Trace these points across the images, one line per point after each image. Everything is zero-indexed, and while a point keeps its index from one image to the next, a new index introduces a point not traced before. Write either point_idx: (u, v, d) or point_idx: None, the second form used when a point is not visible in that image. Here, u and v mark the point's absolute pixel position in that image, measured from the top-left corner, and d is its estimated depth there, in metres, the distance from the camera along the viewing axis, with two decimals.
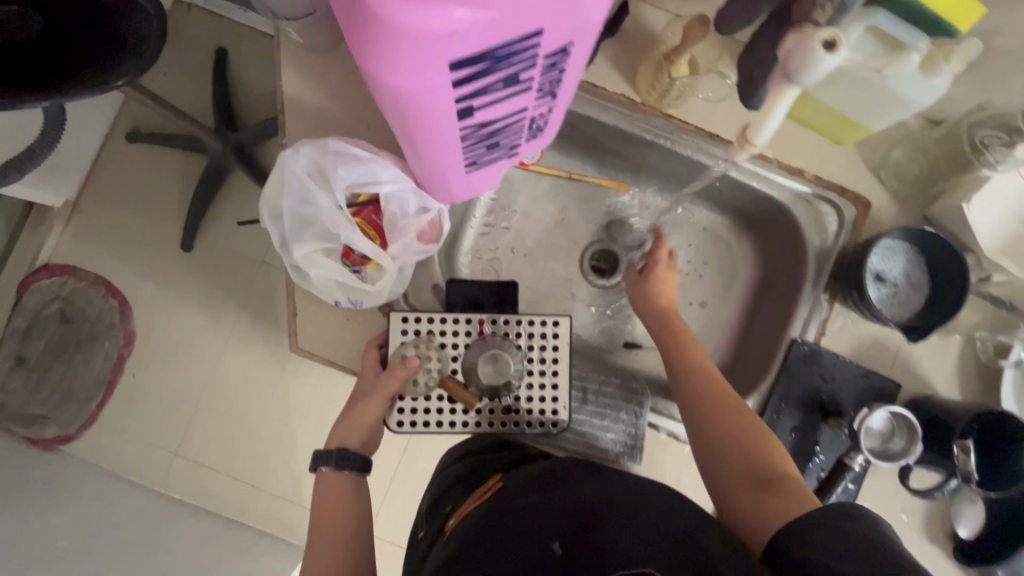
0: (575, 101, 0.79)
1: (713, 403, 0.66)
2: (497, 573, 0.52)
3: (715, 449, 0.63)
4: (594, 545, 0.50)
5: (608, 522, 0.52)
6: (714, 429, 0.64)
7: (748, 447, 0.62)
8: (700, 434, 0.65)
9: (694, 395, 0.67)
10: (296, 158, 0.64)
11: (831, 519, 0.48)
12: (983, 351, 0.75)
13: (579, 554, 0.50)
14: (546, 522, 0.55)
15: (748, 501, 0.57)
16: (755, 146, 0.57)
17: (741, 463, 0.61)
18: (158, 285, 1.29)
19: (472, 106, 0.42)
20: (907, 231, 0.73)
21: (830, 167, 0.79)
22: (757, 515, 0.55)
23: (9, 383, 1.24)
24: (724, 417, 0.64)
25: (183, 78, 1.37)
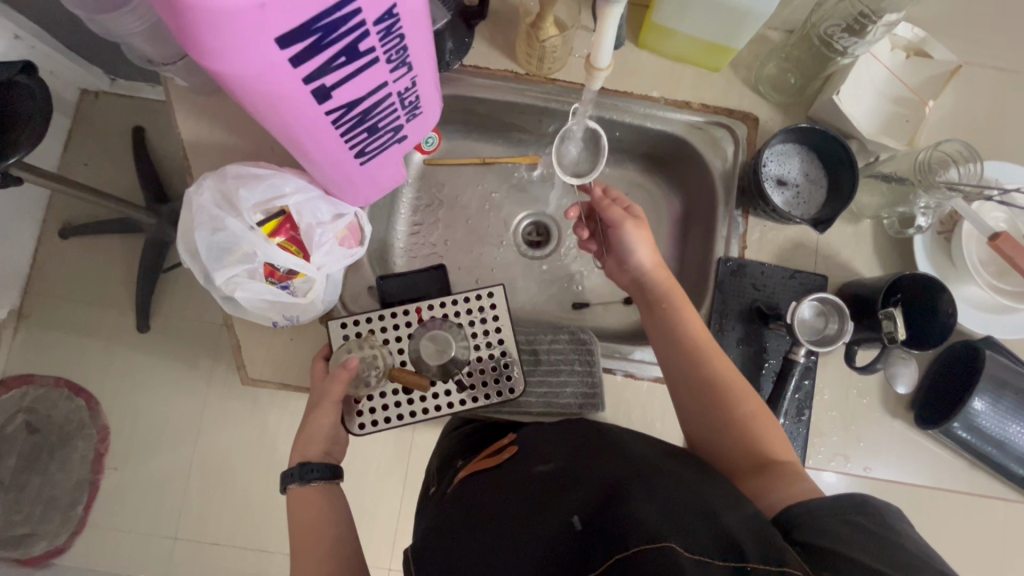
0: (465, 88, 0.83)
1: (713, 387, 0.65)
2: (509, 537, 0.53)
3: (713, 435, 0.64)
4: (618, 514, 0.48)
5: (632, 491, 0.51)
6: (713, 414, 0.64)
7: (748, 430, 0.63)
8: (699, 419, 0.65)
9: (696, 382, 0.66)
10: (199, 192, 0.66)
11: (845, 513, 0.49)
12: (891, 227, 0.81)
13: (598, 527, 0.48)
14: (566, 499, 0.54)
15: (751, 482, 0.59)
16: (601, 70, 0.58)
17: (738, 445, 0.62)
18: (122, 370, 1.26)
19: (326, 85, 0.44)
20: (793, 133, 0.79)
21: (711, 94, 0.85)
22: (763, 494, 0.57)
23: None
24: (725, 401, 0.64)
25: (104, 163, 1.37)
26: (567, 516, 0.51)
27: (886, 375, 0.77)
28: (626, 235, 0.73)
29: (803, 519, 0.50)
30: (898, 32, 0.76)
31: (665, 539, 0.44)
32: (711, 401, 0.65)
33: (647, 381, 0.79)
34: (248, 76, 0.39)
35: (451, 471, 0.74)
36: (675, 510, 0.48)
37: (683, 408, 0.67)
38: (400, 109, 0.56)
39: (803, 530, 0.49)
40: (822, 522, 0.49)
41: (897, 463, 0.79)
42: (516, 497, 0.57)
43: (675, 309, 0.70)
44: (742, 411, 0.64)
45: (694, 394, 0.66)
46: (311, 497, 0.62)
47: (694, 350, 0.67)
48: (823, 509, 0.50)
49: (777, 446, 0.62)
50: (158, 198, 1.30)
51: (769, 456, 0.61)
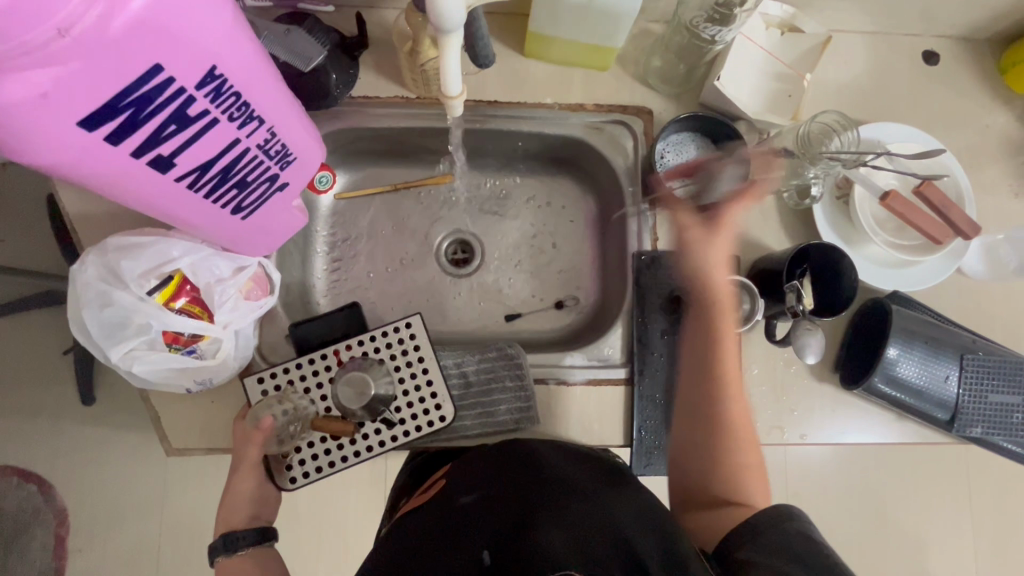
0: (360, 120, 0.82)
1: (713, 422, 0.69)
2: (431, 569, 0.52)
3: (700, 460, 0.69)
4: (527, 545, 0.50)
5: (540, 519, 0.52)
6: (704, 442, 0.69)
7: (731, 461, 0.67)
8: (693, 441, 0.70)
9: (709, 409, 0.69)
10: (83, 270, 0.64)
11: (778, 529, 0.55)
12: (791, 199, 0.83)
13: (508, 558, 0.50)
14: (484, 530, 0.54)
15: (700, 513, 0.65)
16: (456, 96, 0.58)
17: (711, 478, 0.67)
18: (71, 447, 1.21)
19: (164, 155, 0.43)
20: (683, 123, 0.81)
21: (605, 92, 0.85)
22: (713, 524, 0.63)
23: None
24: (722, 432, 0.68)
25: (19, 235, 1.30)
26: (478, 552, 0.52)
27: (795, 347, 0.73)
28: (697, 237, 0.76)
29: (740, 541, 0.56)
30: (768, 11, 0.79)
31: (567, 568, 0.47)
32: (711, 428, 0.69)
33: (579, 384, 0.79)
34: (67, 163, 0.38)
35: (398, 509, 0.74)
36: (585, 537, 0.50)
37: (687, 428, 0.71)
38: (267, 159, 0.55)
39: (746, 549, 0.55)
40: (758, 542, 0.55)
41: (832, 425, 0.81)
42: (436, 530, 0.57)
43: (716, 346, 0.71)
44: (736, 446, 0.68)
45: (700, 418, 0.70)
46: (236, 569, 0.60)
47: (721, 385, 0.70)
48: (760, 524, 0.56)
49: (749, 488, 0.66)
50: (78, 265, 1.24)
51: (737, 494, 0.65)
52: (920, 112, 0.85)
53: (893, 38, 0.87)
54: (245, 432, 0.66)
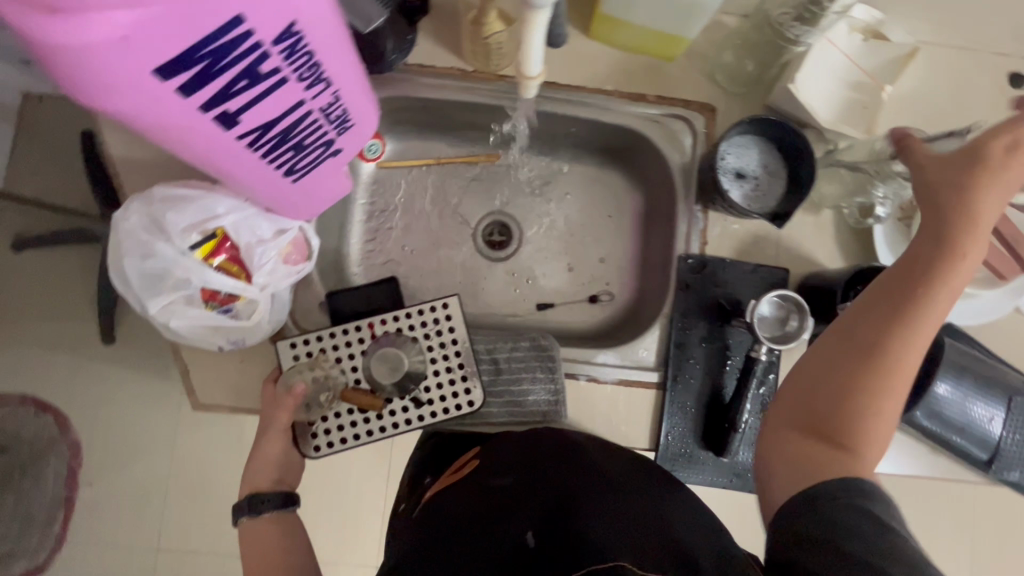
0: (413, 88, 0.80)
1: (877, 355, 0.51)
2: (465, 548, 0.51)
3: (801, 394, 0.54)
4: (574, 528, 0.48)
5: (586, 506, 0.51)
6: (837, 388, 0.51)
7: (858, 419, 0.50)
8: (814, 382, 0.53)
9: (855, 348, 0.52)
10: (126, 216, 0.63)
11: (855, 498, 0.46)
12: (852, 216, 0.79)
13: (552, 542, 0.47)
14: (524, 513, 0.52)
15: (795, 442, 0.52)
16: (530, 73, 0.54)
17: (835, 421, 0.51)
18: (91, 384, 1.23)
19: (229, 111, 0.41)
20: (750, 125, 0.77)
21: (668, 85, 0.82)
22: (802, 460, 0.50)
23: None
24: (869, 380, 0.51)
25: (54, 170, 1.30)
26: (521, 532, 0.50)
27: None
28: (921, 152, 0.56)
29: (818, 504, 0.47)
30: (855, 15, 0.74)
31: (616, 558, 0.44)
32: (859, 375, 0.51)
33: (610, 384, 0.77)
34: (135, 111, 0.37)
35: (417, 490, 0.73)
36: (634, 527, 0.48)
37: (807, 364, 0.55)
38: (326, 124, 0.53)
39: (811, 515, 0.46)
40: (828, 512, 0.46)
41: None
42: (469, 514, 0.55)
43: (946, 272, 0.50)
44: (873, 402, 0.51)
45: (829, 354, 0.53)
46: (258, 532, 0.60)
47: (899, 328, 0.51)
48: (847, 494, 0.46)
49: (874, 445, 0.51)
50: (108, 205, 1.23)
51: (857, 441, 0.50)
52: None
53: (981, 56, 0.81)
54: (275, 395, 0.65)
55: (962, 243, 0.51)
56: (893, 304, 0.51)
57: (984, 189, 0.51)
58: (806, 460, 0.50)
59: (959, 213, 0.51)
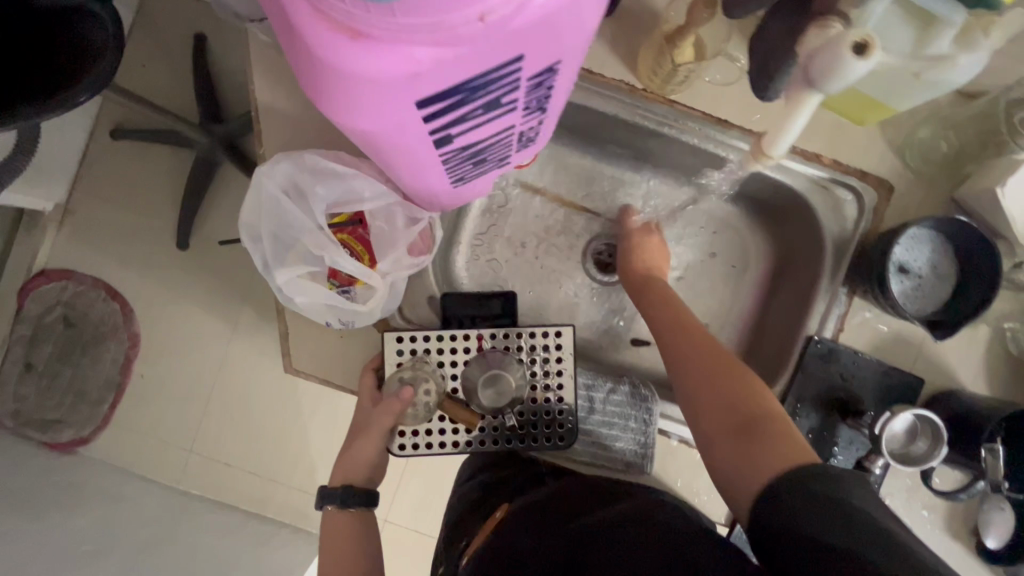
0: (573, 93, 0.74)
1: (717, 368, 0.62)
2: None
3: (696, 411, 0.61)
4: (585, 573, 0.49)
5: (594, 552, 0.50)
6: (708, 389, 0.61)
7: (739, 395, 0.59)
8: (694, 404, 0.61)
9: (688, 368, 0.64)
10: (271, 177, 0.60)
11: (804, 480, 0.47)
12: (1014, 343, 0.72)
13: None
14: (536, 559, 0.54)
15: (733, 446, 0.56)
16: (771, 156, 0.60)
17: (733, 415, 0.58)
18: (163, 284, 1.21)
19: (451, 133, 0.37)
20: (936, 220, 0.68)
21: (847, 150, 0.74)
22: (744, 457, 0.54)
23: (19, 391, 1.19)
24: (712, 373, 0.62)
25: (163, 67, 1.25)
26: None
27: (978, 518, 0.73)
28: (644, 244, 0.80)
29: (780, 488, 0.48)
30: None
31: None
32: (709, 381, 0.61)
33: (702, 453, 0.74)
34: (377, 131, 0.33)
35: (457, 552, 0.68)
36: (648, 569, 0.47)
37: (679, 386, 0.64)
38: (514, 143, 0.48)
39: (778, 503, 0.47)
40: (793, 497, 0.46)
41: None
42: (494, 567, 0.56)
43: (667, 304, 0.73)
44: (733, 377, 0.60)
45: (684, 375, 0.64)
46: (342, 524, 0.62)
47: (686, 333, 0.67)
48: (800, 479, 0.48)
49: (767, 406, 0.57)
50: (210, 117, 1.19)
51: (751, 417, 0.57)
52: None
53: None
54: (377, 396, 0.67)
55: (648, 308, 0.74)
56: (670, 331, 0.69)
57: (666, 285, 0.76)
58: (751, 459, 0.53)
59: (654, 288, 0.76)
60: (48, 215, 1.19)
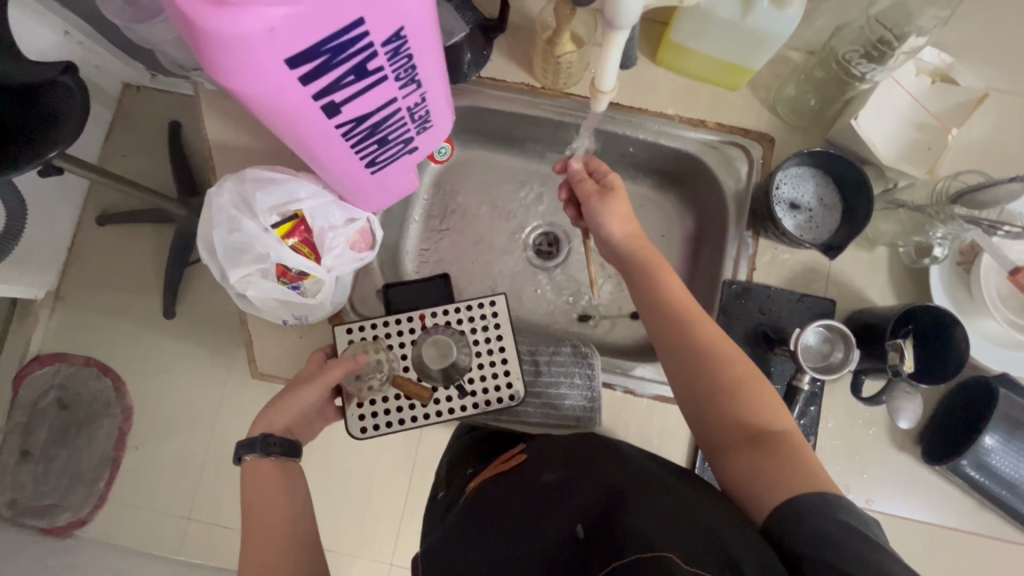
0: (483, 99, 0.85)
1: (716, 373, 0.59)
2: (506, 534, 0.55)
3: (701, 411, 0.59)
4: (617, 526, 0.47)
5: (630, 506, 0.49)
6: (709, 390, 0.58)
7: (742, 402, 0.57)
8: (698, 409, 0.59)
9: (688, 366, 0.60)
10: (220, 193, 0.69)
11: (814, 506, 0.47)
12: (907, 256, 0.79)
13: (597, 538, 0.48)
14: (574, 506, 0.53)
15: (737, 459, 0.55)
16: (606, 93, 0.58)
17: (738, 426, 0.56)
18: (147, 353, 1.17)
19: (335, 102, 0.46)
20: (808, 157, 0.78)
21: (729, 114, 0.84)
22: (753, 473, 0.53)
23: (17, 479, 1.17)
24: (715, 372, 0.59)
25: (137, 150, 1.30)
26: (572, 524, 0.51)
27: (889, 407, 0.69)
28: (596, 212, 0.68)
29: (789, 517, 0.48)
30: (923, 56, 0.75)
31: (659, 548, 0.43)
32: (712, 386, 0.58)
33: (647, 399, 0.79)
34: (265, 95, 0.43)
35: (461, 479, 0.78)
36: (678, 528, 0.45)
37: (677, 385, 0.61)
38: (410, 122, 0.57)
39: (789, 529, 0.47)
40: (803, 521, 0.47)
41: (904, 496, 0.77)
42: (499, 518, 0.58)
43: (655, 277, 0.65)
44: (734, 379, 0.58)
45: (683, 375, 0.60)
46: (267, 471, 0.62)
47: (681, 321, 0.62)
48: (808, 508, 0.47)
49: (768, 415, 0.57)
50: (187, 190, 1.25)
51: (757, 429, 0.56)
52: None
53: None
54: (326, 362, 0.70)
55: (633, 287, 0.67)
56: (662, 318, 0.63)
57: (650, 251, 0.68)
58: (756, 475, 0.53)
59: (637, 255, 0.67)
60: (39, 303, 1.19)
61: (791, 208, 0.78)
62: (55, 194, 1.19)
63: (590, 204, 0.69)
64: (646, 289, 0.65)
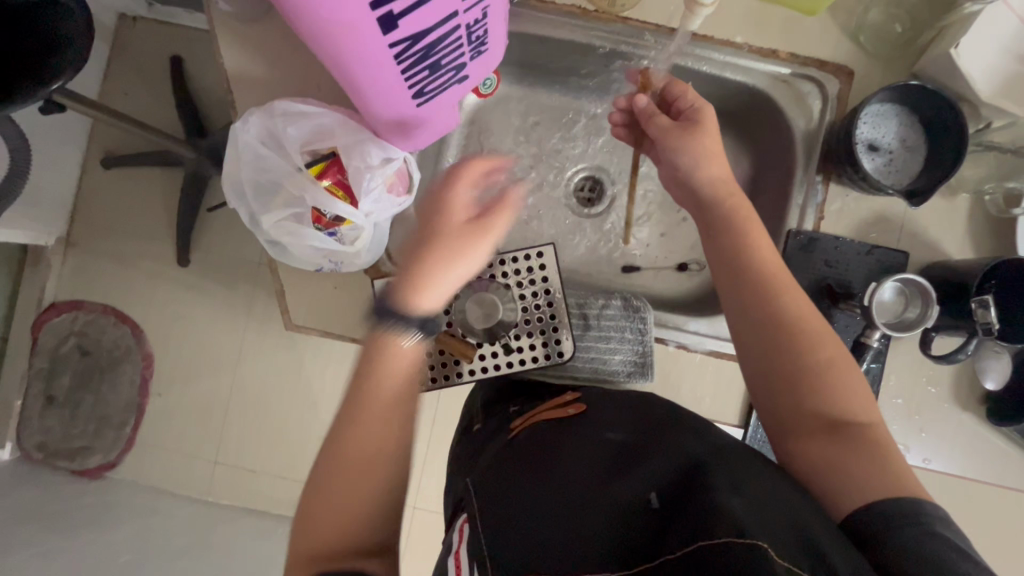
0: (529, 25, 0.76)
1: (801, 352, 0.55)
2: (574, 490, 0.51)
3: (777, 386, 0.55)
4: (699, 502, 0.44)
5: (714, 482, 0.46)
6: (790, 367, 0.55)
7: (824, 385, 0.54)
8: (774, 384, 0.56)
9: (769, 338, 0.56)
10: (246, 128, 0.62)
11: (904, 520, 0.44)
12: (993, 205, 0.73)
13: (679, 508, 0.45)
14: (644, 472, 0.51)
15: (813, 443, 0.52)
16: None
17: (817, 409, 0.53)
18: (163, 303, 1.15)
19: (392, 13, 0.40)
20: (896, 91, 0.70)
21: (804, 43, 0.75)
22: (831, 461, 0.50)
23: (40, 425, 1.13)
24: (799, 348, 0.55)
25: (141, 85, 1.21)
26: (644, 491, 0.48)
27: (974, 366, 0.73)
28: (683, 150, 0.64)
29: (881, 525, 0.45)
30: None
31: (751, 534, 0.39)
32: (794, 361, 0.55)
33: (699, 354, 0.75)
34: None
35: (500, 416, 0.71)
36: (769, 517, 0.42)
37: (751, 356, 0.57)
38: (466, 45, 0.50)
39: (883, 540, 0.44)
40: (902, 534, 0.43)
41: (961, 457, 0.75)
42: (569, 475, 0.53)
43: (742, 237, 0.60)
44: (820, 359, 0.55)
45: (761, 347, 0.57)
46: (389, 377, 0.53)
47: (767, 289, 0.57)
48: (899, 519, 0.44)
49: (854, 402, 0.53)
50: (197, 131, 1.16)
51: (837, 415, 0.53)
52: None
53: None
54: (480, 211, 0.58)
55: (714, 244, 0.62)
56: (748, 282, 0.58)
57: (738, 201, 0.62)
58: (837, 465, 0.50)
59: (724, 204, 0.62)
60: (51, 250, 1.14)
61: (875, 153, 0.72)
62: (59, 135, 1.11)
63: (667, 138, 0.65)
64: (731, 249, 0.60)
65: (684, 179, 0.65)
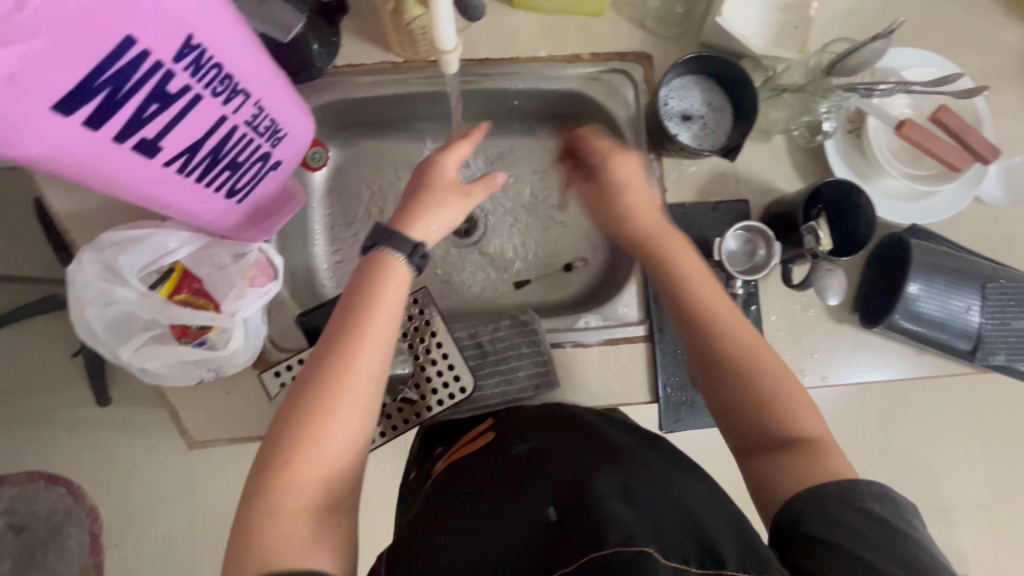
0: (348, 90, 0.79)
1: (752, 375, 0.56)
2: (490, 526, 0.48)
3: (731, 408, 0.56)
4: (593, 510, 0.44)
5: (598, 493, 0.46)
6: (740, 392, 0.56)
7: (776, 404, 0.54)
8: (729, 408, 0.57)
9: (718, 363, 0.58)
10: (80, 268, 0.61)
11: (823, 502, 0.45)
12: (802, 137, 0.80)
13: (571, 517, 0.44)
14: (547, 488, 0.49)
15: (767, 458, 0.52)
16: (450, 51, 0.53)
17: (769, 430, 0.53)
18: (94, 443, 1.03)
19: (149, 138, 0.41)
20: (687, 65, 0.77)
21: (601, 41, 0.81)
22: (776, 472, 0.50)
23: None
24: (744, 371, 0.56)
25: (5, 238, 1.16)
26: (543, 508, 0.47)
27: (816, 289, 0.74)
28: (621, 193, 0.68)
29: (806, 507, 0.46)
30: None
31: (640, 540, 0.40)
32: (742, 384, 0.56)
33: (596, 347, 0.78)
34: (54, 155, 0.38)
35: (428, 462, 0.69)
36: (658, 515, 0.44)
37: (707, 381, 0.59)
38: (257, 138, 0.52)
39: (803, 520, 0.45)
40: (822, 511, 0.45)
41: (854, 365, 0.80)
42: (483, 510, 0.50)
43: (679, 270, 0.63)
44: (767, 381, 0.55)
45: (713, 370, 0.58)
46: (368, 344, 0.50)
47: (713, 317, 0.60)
48: (813, 504, 0.46)
49: (810, 421, 0.53)
50: None
51: (791, 432, 0.53)
52: (929, 33, 0.81)
53: None
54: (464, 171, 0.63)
55: (657, 282, 0.65)
56: (697, 308, 0.61)
57: (672, 243, 0.66)
58: (778, 475, 0.50)
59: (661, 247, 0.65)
60: None
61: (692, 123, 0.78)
62: None
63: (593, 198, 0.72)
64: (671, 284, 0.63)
65: (626, 221, 0.68)
